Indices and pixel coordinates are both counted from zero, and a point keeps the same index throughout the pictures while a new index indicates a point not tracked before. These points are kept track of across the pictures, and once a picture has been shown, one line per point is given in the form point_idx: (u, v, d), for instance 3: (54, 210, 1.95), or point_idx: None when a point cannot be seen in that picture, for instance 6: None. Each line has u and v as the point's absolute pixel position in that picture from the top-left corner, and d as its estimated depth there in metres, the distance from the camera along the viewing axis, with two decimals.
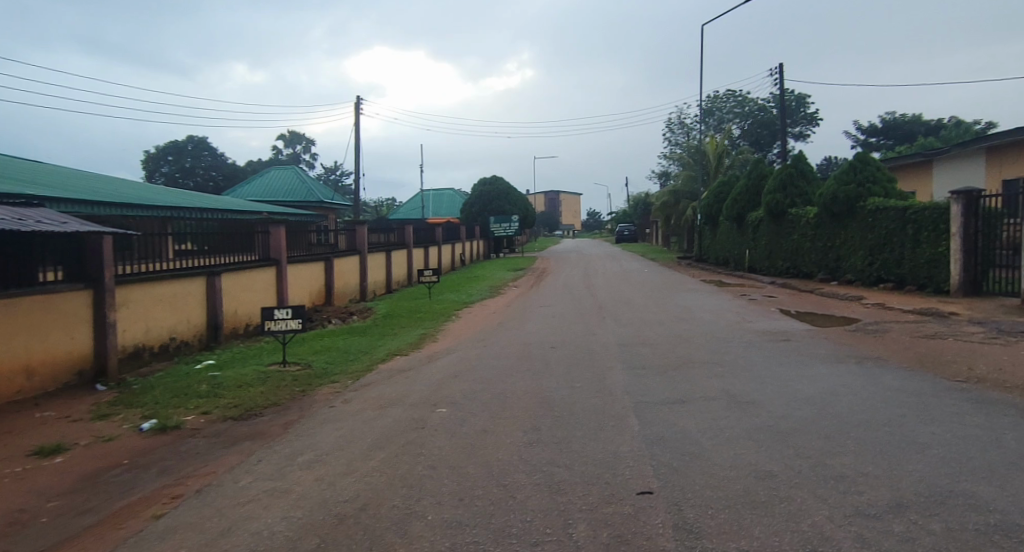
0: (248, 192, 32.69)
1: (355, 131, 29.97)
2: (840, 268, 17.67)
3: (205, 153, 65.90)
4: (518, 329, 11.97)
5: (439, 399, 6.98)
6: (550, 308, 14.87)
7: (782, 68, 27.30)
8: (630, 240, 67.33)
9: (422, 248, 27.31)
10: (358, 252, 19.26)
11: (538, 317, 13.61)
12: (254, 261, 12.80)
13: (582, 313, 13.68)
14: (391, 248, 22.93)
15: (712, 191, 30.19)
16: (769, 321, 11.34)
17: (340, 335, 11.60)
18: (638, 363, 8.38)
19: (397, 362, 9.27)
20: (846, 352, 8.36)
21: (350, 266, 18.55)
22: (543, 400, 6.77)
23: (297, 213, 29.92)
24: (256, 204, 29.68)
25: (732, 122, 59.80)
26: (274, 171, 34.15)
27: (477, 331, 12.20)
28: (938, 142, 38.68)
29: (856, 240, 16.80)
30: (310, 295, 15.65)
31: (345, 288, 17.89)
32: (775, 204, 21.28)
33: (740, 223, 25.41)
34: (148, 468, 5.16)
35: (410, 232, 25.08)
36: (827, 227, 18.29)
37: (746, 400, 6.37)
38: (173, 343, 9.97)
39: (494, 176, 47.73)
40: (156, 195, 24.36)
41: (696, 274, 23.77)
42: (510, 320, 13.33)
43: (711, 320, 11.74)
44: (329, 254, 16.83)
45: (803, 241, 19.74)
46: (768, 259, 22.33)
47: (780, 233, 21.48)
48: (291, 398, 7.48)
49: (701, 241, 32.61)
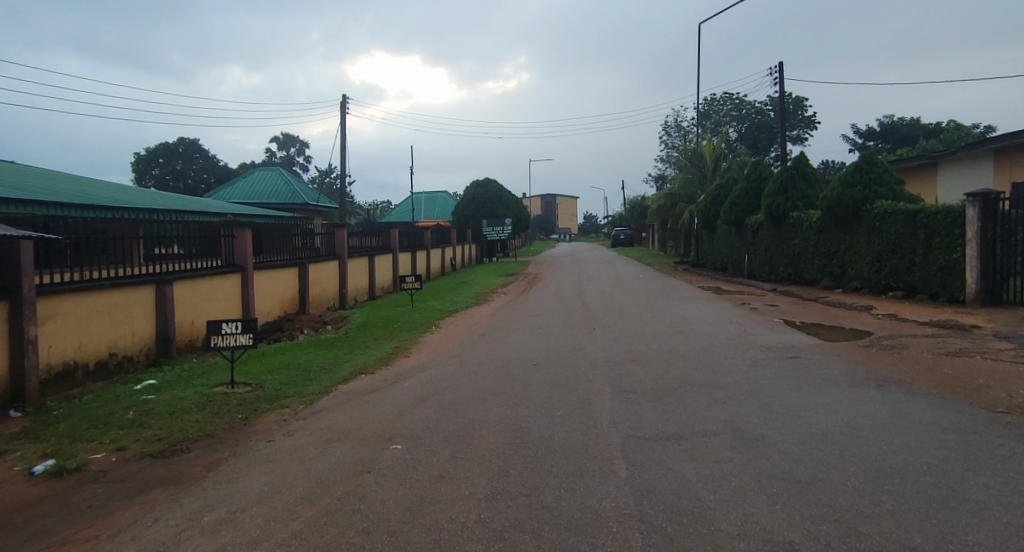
0: (232, 194, 31.71)
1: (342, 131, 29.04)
2: (845, 275, 16.79)
3: (196, 155, 64.86)
4: (500, 342, 11.00)
5: (396, 432, 5.99)
6: (538, 318, 13.89)
7: (782, 68, 26.47)
8: (626, 245, 66.49)
9: (409, 253, 26.34)
10: (337, 257, 18.27)
11: (524, 327, 12.64)
12: (215, 267, 11.81)
13: (571, 323, 12.72)
14: (375, 253, 21.96)
15: (710, 194, 29.27)
16: (774, 334, 10.39)
17: (304, 348, 10.65)
18: (629, 385, 7.42)
19: (360, 382, 8.28)
20: (863, 373, 7.40)
21: (328, 272, 17.55)
22: (516, 434, 5.79)
23: (282, 216, 29.04)
24: (239, 206, 28.71)
25: (730, 125, 59.04)
26: (259, 172, 33.17)
27: (456, 343, 11.22)
28: (940, 146, 37.83)
29: (863, 245, 15.92)
30: (281, 304, 14.67)
31: (322, 295, 16.90)
32: (775, 207, 20.38)
33: (738, 227, 24.51)
34: (17, 531, 4.16)
35: (395, 236, 24.12)
36: (830, 232, 17.42)
37: (753, 436, 5.42)
38: (113, 360, 8.99)
39: (487, 178, 46.75)
40: (130, 196, 23.34)
41: (694, 281, 22.83)
42: (492, 332, 12.35)
43: (710, 333, 10.78)
44: (304, 259, 15.85)
45: (805, 246, 18.86)
46: (768, 265, 21.43)
47: (781, 237, 20.58)
48: (229, 428, 6.50)
49: (698, 246, 31.67)
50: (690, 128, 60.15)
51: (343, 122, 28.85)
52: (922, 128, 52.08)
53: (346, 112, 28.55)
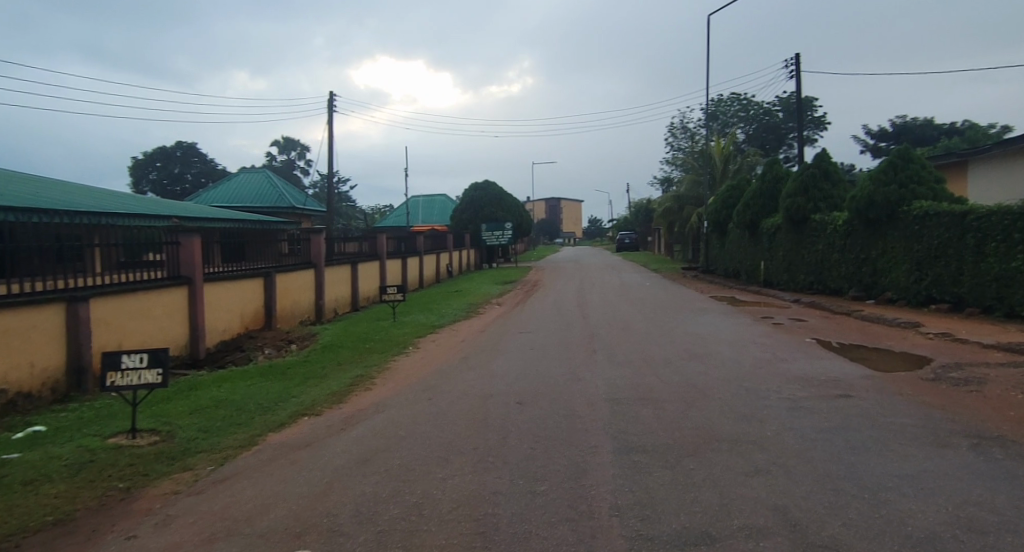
0: (214, 197, 30.12)
1: (329, 131, 27.44)
2: (877, 285, 15.05)
3: (195, 158, 63.59)
4: (482, 370, 9.25)
5: (310, 523, 4.25)
6: (530, 337, 12.14)
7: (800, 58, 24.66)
8: (631, 249, 64.77)
9: (398, 260, 24.67)
10: (313, 265, 16.61)
11: (514, 348, 10.91)
12: (150, 282, 10.15)
13: (567, 344, 10.99)
14: (358, 260, 20.32)
15: (720, 196, 27.48)
16: (811, 362, 8.60)
17: (249, 378, 8.95)
18: (636, 440, 5.66)
19: (298, 430, 6.56)
20: (944, 423, 5.62)
21: (302, 282, 15.89)
22: (476, 530, 4.04)
23: (268, 220, 27.45)
24: (221, 210, 27.12)
25: (737, 126, 57.40)
26: (245, 174, 31.60)
27: (432, 370, 9.49)
28: (960, 145, 36.04)
29: (898, 251, 14.16)
30: (242, 319, 12.99)
31: (293, 308, 15.22)
32: (795, 209, 18.61)
33: (753, 231, 22.75)
34: None
35: (382, 242, 22.48)
36: (859, 237, 15.67)
37: (821, 541, 3.68)
38: (1, 398, 7.33)
39: (486, 180, 45.02)
40: (98, 199, 21.74)
41: (704, 290, 21.07)
42: (476, 355, 10.60)
43: (731, 359, 9.02)
44: (271, 269, 14.19)
45: (831, 252, 17.11)
46: (788, 273, 19.67)
47: (802, 242, 18.83)
48: (95, 507, 4.78)
49: (708, 251, 29.87)
50: (696, 129, 58.35)
51: (330, 122, 27.25)
52: (935, 128, 50.28)
53: (333, 110, 26.91)
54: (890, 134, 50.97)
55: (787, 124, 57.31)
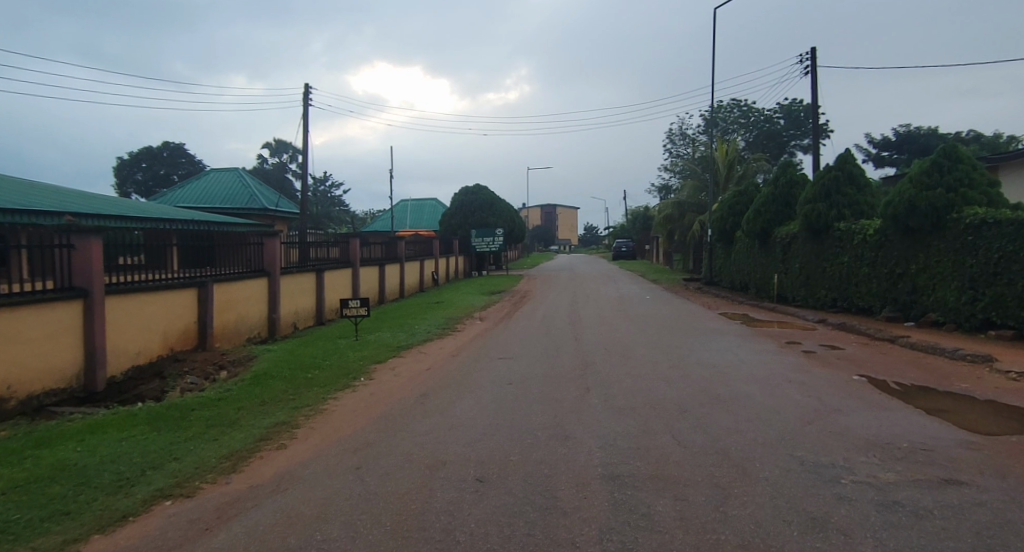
0: (181, 196, 27.89)
1: (303, 125, 25.26)
2: (918, 304, 13.07)
3: (183, 158, 61.15)
4: (442, 417, 7.07)
5: None
6: (512, 366, 9.99)
7: (815, 52, 22.60)
8: (627, 258, 63.05)
9: (373, 268, 22.50)
10: (266, 274, 14.42)
11: (490, 384, 8.75)
12: (24, 296, 7.98)
13: (555, 378, 8.83)
14: (325, 268, 18.14)
15: (725, 203, 25.42)
16: (874, 416, 6.45)
17: (131, 424, 6.72)
18: None
19: (142, 530, 4.32)
20: None
21: (252, 294, 13.69)
22: None
23: (237, 222, 25.25)
24: (185, 210, 24.90)
25: (737, 133, 55.62)
26: (216, 173, 29.39)
27: (379, 415, 7.29)
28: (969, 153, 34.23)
29: (945, 265, 12.18)
30: (166, 339, 10.73)
31: (237, 322, 12.99)
32: (816, 217, 16.61)
33: (765, 241, 20.68)
34: None
35: (355, 247, 20.34)
36: (895, 248, 13.68)
37: None
38: None
39: (477, 185, 42.86)
40: (38, 194, 19.45)
41: (711, 306, 18.99)
42: (440, 392, 8.43)
43: (766, 409, 6.87)
44: (209, 278, 11.98)
45: (858, 265, 15.14)
46: (806, 287, 17.68)
47: (823, 253, 16.86)
48: None
49: (711, 262, 27.77)
50: (695, 136, 56.46)
51: (305, 118, 25.10)
52: (941, 138, 48.47)
53: (308, 103, 24.78)
54: (891, 143, 49.35)
55: (788, 132, 55.45)
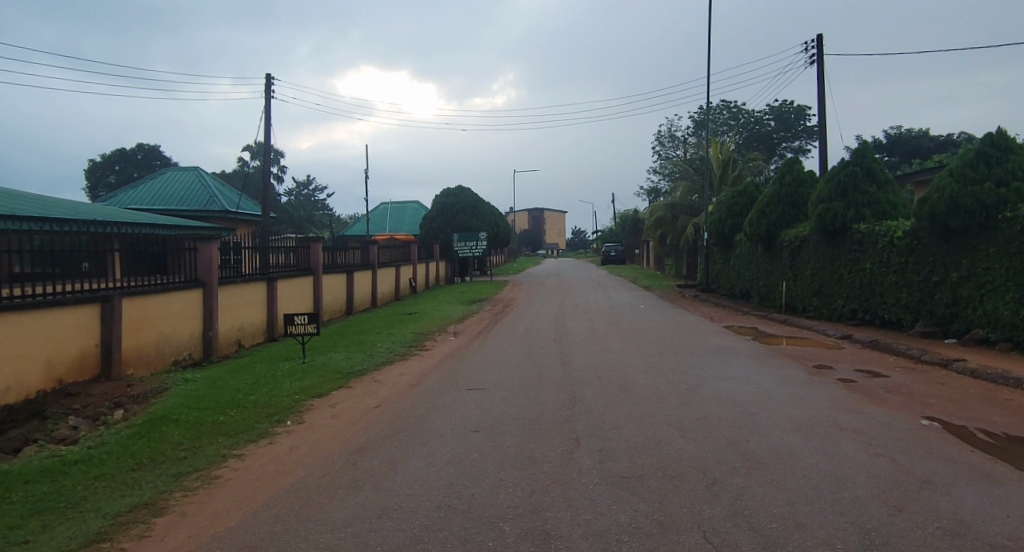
0: (134, 196, 25.55)
1: (265, 118, 23.08)
2: (960, 318, 11.30)
3: (158, 160, 58.56)
4: (376, 493, 5.02)
5: None
6: (483, 402, 7.99)
7: (820, 40, 20.85)
8: (617, 263, 61.27)
9: (339, 276, 20.41)
10: (201, 285, 12.27)
11: (452, 432, 6.71)
12: None
13: (538, 424, 6.83)
14: (280, 276, 16.06)
15: (723, 204, 23.60)
16: (990, 495, 4.50)
17: None
18: None
19: None
20: None
21: (181, 308, 11.53)
22: None
23: (192, 225, 23.03)
24: (134, 212, 22.61)
25: (727, 135, 54.09)
26: (174, 172, 27.13)
27: (287, 489, 5.18)
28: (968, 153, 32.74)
29: (993, 272, 10.44)
30: (51, 368, 8.56)
31: (159, 343, 10.85)
32: (831, 218, 14.81)
33: (769, 245, 18.84)
34: None
35: (317, 252, 18.31)
36: (931, 253, 11.92)
37: None
38: None
39: (460, 186, 40.91)
40: None
41: (713, 317, 17.08)
42: (384, 445, 6.38)
43: (830, 480, 4.90)
44: (118, 292, 9.84)
45: (883, 272, 13.35)
46: (819, 297, 15.86)
47: (839, 259, 15.08)
48: None
49: (708, 268, 25.93)
50: (685, 138, 54.85)
51: (267, 112, 22.98)
52: (933, 139, 47.17)
53: (270, 95, 22.60)
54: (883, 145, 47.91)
55: (779, 133, 54.03)
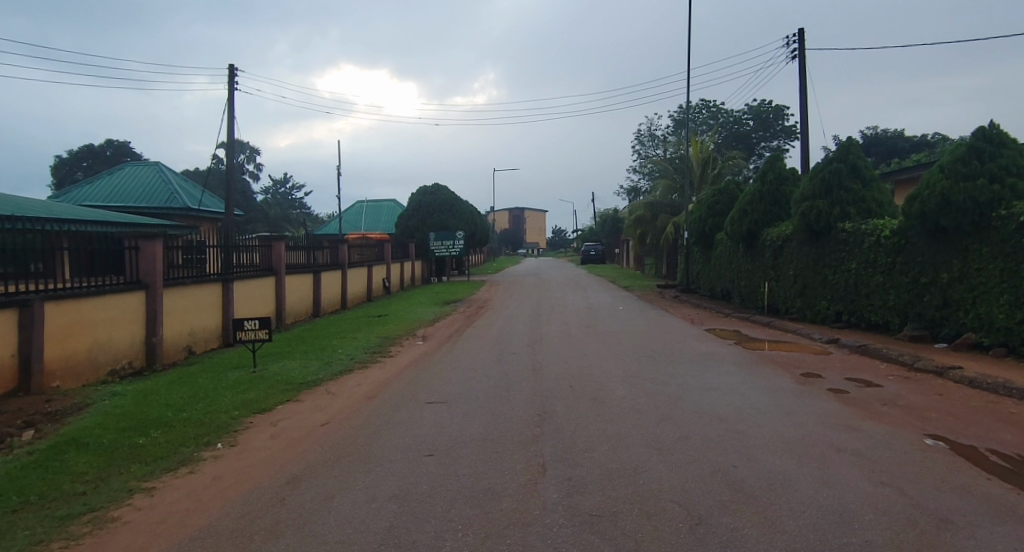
0: (90, 192, 24.27)
1: (228, 111, 22.00)
2: (951, 321, 10.77)
3: (127, 157, 56.75)
4: (299, 540, 4.19)
5: None
6: (442, 419, 7.19)
7: (803, 35, 20.35)
8: (597, 263, 60.82)
9: (305, 277, 19.46)
10: (143, 287, 11.29)
11: (403, 456, 5.90)
12: None
13: (501, 446, 6.05)
14: (238, 277, 15.10)
15: (704, 202, 23.05)
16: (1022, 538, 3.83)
17: None
18: None
19: None
20: None
21: (120, 312, 10.57)
22: None
23: (150, 222, 21.88)
24: (87, 209, 21.40)
25: (707, 134, 53.81)
26: (133, 167, 25.90)
27: (193, 536, 4.30)
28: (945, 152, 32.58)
29: (986, 274, 9.89)
30: None
31: (92, 350, 9.87)
32: (815, 216, 14.26)
33: (751, 244, 18.28)
34: None
35: (279, 251, 17.36)
36: (920, 253, 11.38)
37: None
38: None
39: (436, 184, 40.01)
40: None
41: (694, 318, 16.46)
42: (323, 473, 5.56)
43: (836, 519, 4.18)
44: (41, 295, 8.87)
45: (869, 273, 12.81)
46: (802, 298, 15.31)
47: (823, 259, 14.53)
48: None
49: (688, 268, 25.36)
50: (665, 137, 54.50)
51: (230, 103, 21.88)
52: (909, 140, 47.25)
53: (233, 85, 21.52)
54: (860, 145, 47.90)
55: (757, 133, 53.89)
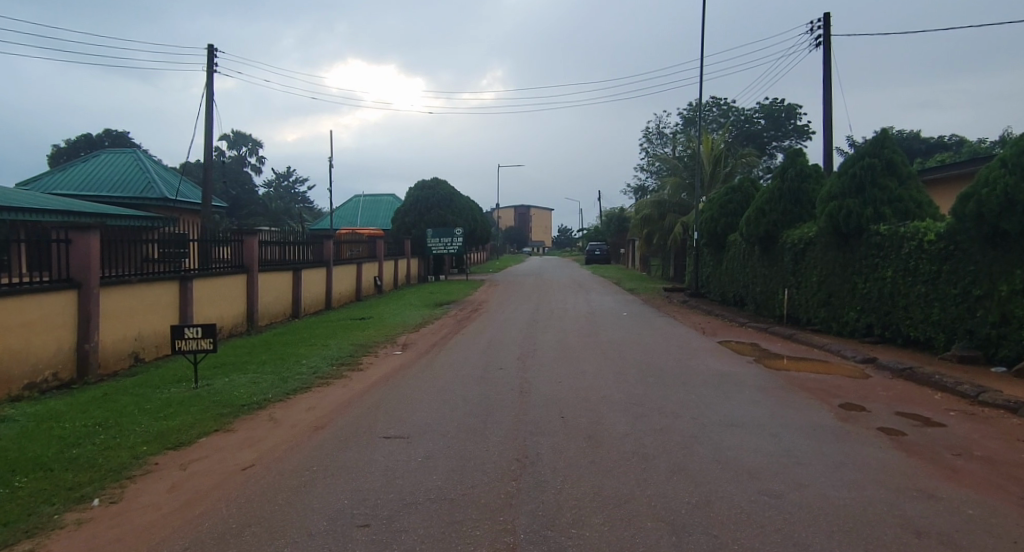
0: (60, 180, 22.83)
1: (207, 95, 20.53)
2: (1010, 341, 9.21)
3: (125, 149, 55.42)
4: None
5: None
6: (395, 464, 5.68)
7: (827, 21, 18.72)
8: (602, 263, 59.31)
9: (284, 275, 18.01)
10: (75, 286, 9.82)
11: (328, 526, 4.39)
12: None
13: (459, 514, 4.54)
14: (200, 274, 13.64)
15: (715, 201, 21.48)
16: None
17: None
18: None
19: None
20: None
21: (42, 315, 9.11)
22: None
23: (121, 213, 20.45)
24: (53, 198, 19.96)
25: (716, 132, 52.24)
26: (109, 154, 24.47)
27: None
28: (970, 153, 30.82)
29: None
30: None
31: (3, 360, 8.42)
32: (845, 217, 12.68)
33: (768, 247, 16.72)
34: None
35: (251, 247, 15.89)
36: (972, 260, 9.81)
37: None
38: None
39: (434, 179, 38.50)
40: None
41: (705, 328, 14.88)
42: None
43: None
44: None
45: (908, 282, 11.24)
46: (827, 308, 13.74)
47: (851, 264, 12.96)
48: None
49: (697, 271, 23.80)
50: (673, 134, 52.93)
51: (209, 87, 20.40)
52: (926, 141, 45.40)
53: (212, 67, 20.04)
54: None
55: (769, 132, 52.22)
